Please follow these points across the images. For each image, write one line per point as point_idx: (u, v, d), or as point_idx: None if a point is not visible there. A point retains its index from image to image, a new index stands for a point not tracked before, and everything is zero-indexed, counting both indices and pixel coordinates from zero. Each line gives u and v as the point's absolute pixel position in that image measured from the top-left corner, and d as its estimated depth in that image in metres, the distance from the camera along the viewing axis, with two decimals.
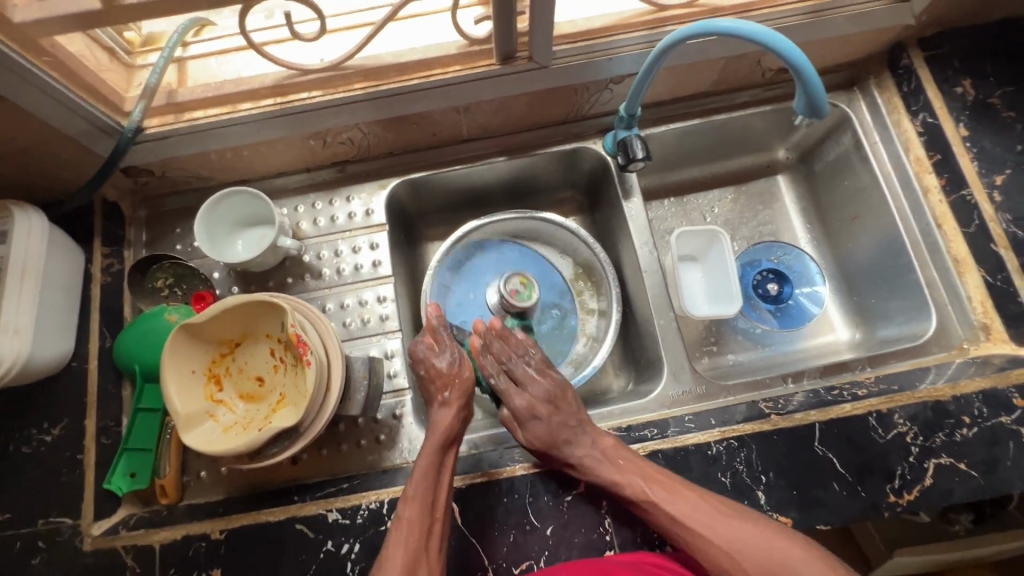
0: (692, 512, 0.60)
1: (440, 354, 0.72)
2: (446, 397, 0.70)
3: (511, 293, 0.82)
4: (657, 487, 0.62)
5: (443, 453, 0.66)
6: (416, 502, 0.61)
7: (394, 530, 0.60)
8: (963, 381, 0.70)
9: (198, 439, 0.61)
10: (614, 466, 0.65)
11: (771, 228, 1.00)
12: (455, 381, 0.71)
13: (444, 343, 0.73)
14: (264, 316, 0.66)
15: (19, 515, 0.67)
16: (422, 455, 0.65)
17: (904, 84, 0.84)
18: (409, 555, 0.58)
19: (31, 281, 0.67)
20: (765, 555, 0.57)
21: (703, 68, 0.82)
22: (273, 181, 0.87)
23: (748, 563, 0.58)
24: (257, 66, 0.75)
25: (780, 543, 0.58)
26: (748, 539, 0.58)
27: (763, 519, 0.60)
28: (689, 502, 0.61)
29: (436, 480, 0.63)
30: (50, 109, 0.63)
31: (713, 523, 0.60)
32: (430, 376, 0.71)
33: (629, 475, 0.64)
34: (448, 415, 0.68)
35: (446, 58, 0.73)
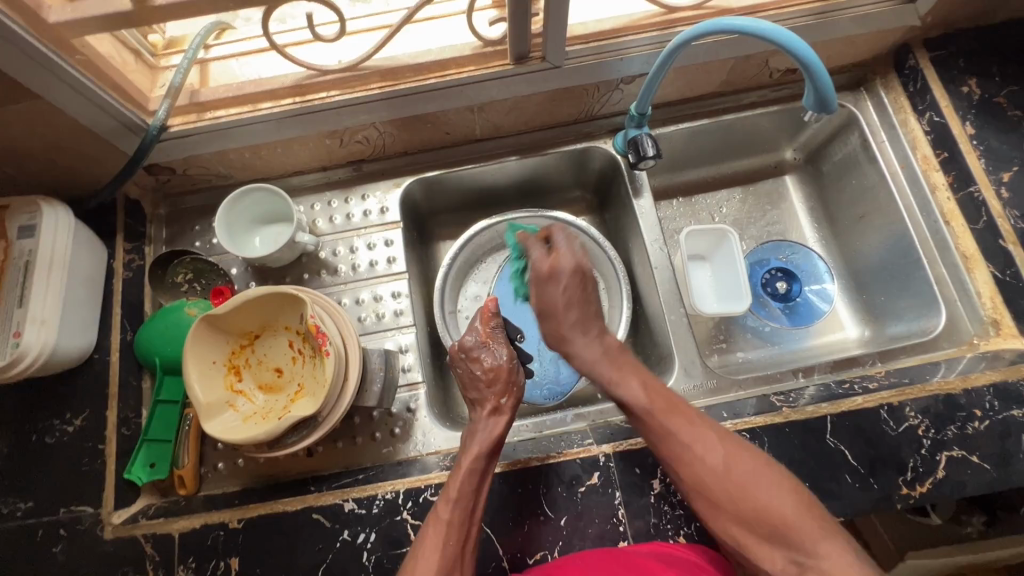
0: (689, 431, 0.63)
1: (489, 352, 0.74)
2: (501, 403, 0.71)
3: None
4: (658, 400, 0.67)
5: (489, 460, 0.66)
6: (460, 505, 0.61)
7: (428, 533, 0.60)
8: (973, 375, 0.70)
9: (220, 427, 0.62)
10: (615, 368, 0.72)
11: (779, 227, 1.01)
12: (505, 379, 0.73)
13: (498, 342, 0.75)
14: (284, 308, 0.67)
15: (42, 503, 0.68)
16: (468, 459, 0.64)
17: (910, 84, 0.86)
18: (447, 556, 0.58)
19: (58, 273, 0.69)
20: (753, 480, 0.59)
21: (713, 68, 0.84)
22: (290, 179, 0.89)
23: (733, 486, 0.60)
24: (277, 67, 0.77)
25: (766, 470, 0.60)
26: (741, 466, 0.61)
27: (757, 451, 0.62)
28: (690, 424, 0.64)
29: (480, 485, 0.64)
30: (80, 106, 0.65)
31: (722, 464, 0.61)
32: (486, 377, 0.73)
33: (627, 381, 0.70)
34: (499, 424, 0.69)
35: (461, 59, 0.75)
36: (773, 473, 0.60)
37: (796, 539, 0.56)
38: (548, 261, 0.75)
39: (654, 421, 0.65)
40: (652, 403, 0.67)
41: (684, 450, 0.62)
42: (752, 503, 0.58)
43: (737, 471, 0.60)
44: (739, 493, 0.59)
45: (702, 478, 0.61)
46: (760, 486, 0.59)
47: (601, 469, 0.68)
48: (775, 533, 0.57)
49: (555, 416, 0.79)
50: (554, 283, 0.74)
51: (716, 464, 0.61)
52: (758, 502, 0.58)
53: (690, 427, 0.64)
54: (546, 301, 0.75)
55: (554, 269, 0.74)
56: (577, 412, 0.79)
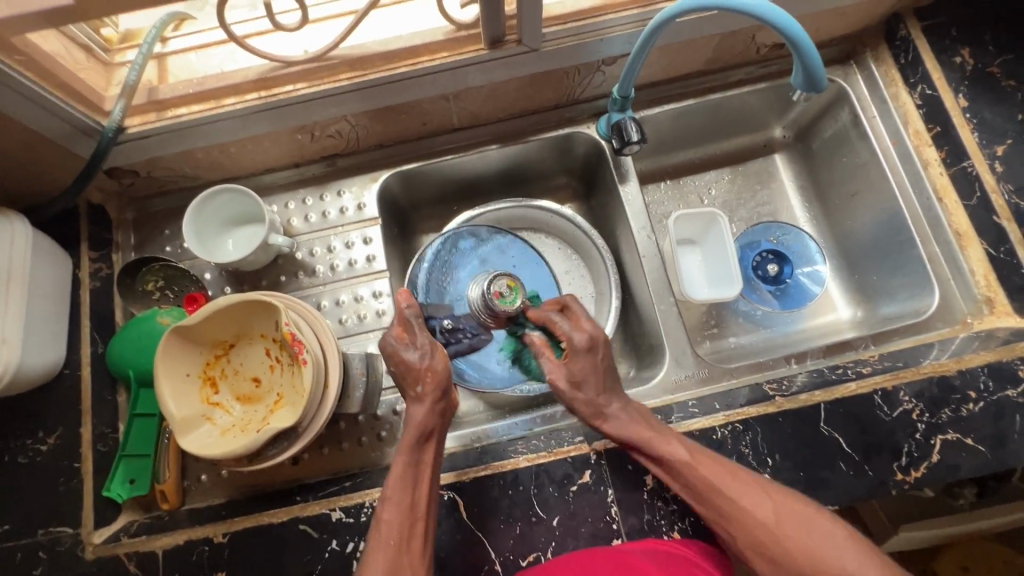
0: (737, 488, 0.60)
1: (410, 347, 0.66)
2: (419, 391, 0.65)
3: (494, 295, 0.74)
4: (701, 458, 0.62)
5: (421, 449, 0.63)
6: (394, 505, 0.60)
7: (374, 536, 0.59)
8: (967, 355, 0.69)
9: (196, 444, 0.60)
10: (656, 434, 0.65)
11: (770, 208, 0.98)
12: (428, 378, 0.65)
13: (417, 335, 0.66)
14: (258, 315, 0.64)
15: (19, 525, 0.66)
16: (398, 455, 0.63)
17: (901, 56, 0.83)
18: (391, 558, 0.57)
19: (17, 290, 0.65)
20: (808, 537, 0.56)
21: (697, 46, 0.80)
22: (261, 178, 0.85)
23: (789, 543, 0.57)
24: (239, 60, 0.73)
25: (823, 527, 0.57)
26: (793, 521, 0.58)
27: (812, 506, 0.59)
28: (734, 478, 0.61)
29: (415, 480, 0.61)
30: (27, 110, 0.61)
31: (772, 524, 0.58)
32: (400, 370, 0.65)
33: (670, 444, 0.64)
34: (419, 411, 0.64)
35: (434, 45, 0.71)
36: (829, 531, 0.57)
37: None
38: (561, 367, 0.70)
39: (691, 479, 0.61)
40: (693, 457, 0.62)
41: (732, 506, 0.59)
42: (817, 568, 0.56)
43: (793, 531, 0.57)
44: (801, 555, 0.56)
45: (756, 535, 0.59)
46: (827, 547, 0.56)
47: (593, 467, 0.66)
48: None
49: (546, 412, 0.78)
50: (590, 356, 0.69)
51: (766, 520, 0.58)
52: (819, 562, 0.56)
53: (735, 484, 0.60)
54: (579, 372, 0.69)
55: (592, 341, 0.68)
56: (567, 407, 0.77)
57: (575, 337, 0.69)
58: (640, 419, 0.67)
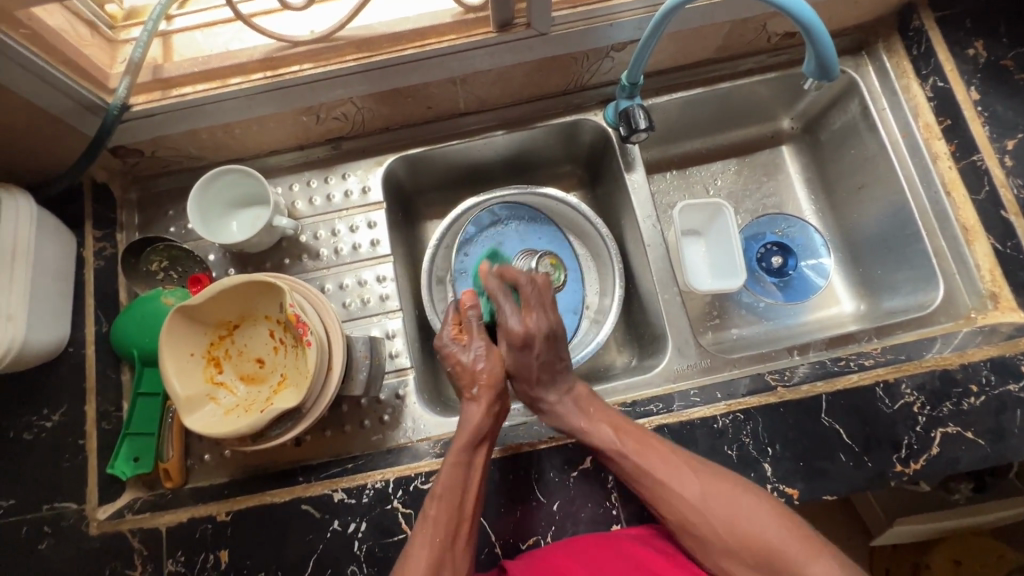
0: (661, 468, 0.61)
1: (465, 350, 0.69)
2: (474, 393, 0.67)
3: (545, 274, 0.89)
4: (628, 441, 0.63)
5: (472, 453, 0.63)
6: (444, 501, 0.60)
7: (417, 531, 0.59)
8: (970, 350, 0.69)
9: (200, 422, 0.60)
10: (585, 415, 0.67)
11: (775, 200, 0.98)
12: (485, 383, 0.67)
13: (474, 337, 0.69)
14: (262, 297, 0.64)
15: (24, 501, 0.66)
16: (449, 456, 0.63)
17: (913, 48, 0.82)
18: (435, 556, 0.57)
19: (21, 266, 0.65)
20: (734, 514, 0.58)
21: (708, 33, 0.79)
22: (266, 160, 0.85)
23: (714, 518, 0.59)
24: (245, 38, 0.72)
25: (746, 498, 0.59)
26: (718, 497, 0.59)
27: (739, 480, 0.61)
28: (663, 457, 0.62)
29: (465, 481, 0.62)
30: (30, 85, 0.60)
31: (698, 503, 0.60)
32: (455, 371, 0.69)
33: (600, 427, 0.65)
34: (476, 412, 0.65)
35: (442, 27, 0.70)
36: (755, 502, 0.59)
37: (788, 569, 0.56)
38: (520, 327, 0.68)
39: (618, 460, 0.63)
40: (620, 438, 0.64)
41: (660, 486, 0.61)
42: (741, 540, 0.58)
43: (713, 506, 0.59)
44: (728, 530, 0.59)
45: (684, 513, 0.61)
46: (745, 520, 0.58)
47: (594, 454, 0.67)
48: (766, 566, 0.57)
49: None
50: (527, 353, 0.68)
51: (694, 498, 0.60)
52: (745, 536, 0.58)
53: (662, 457, 0.62)
54: (522, 367, 0.69)
55: (527, 339, 0.68)
56: None
57: (512, 324, 0.68)
58: (580, 410, 0.68)
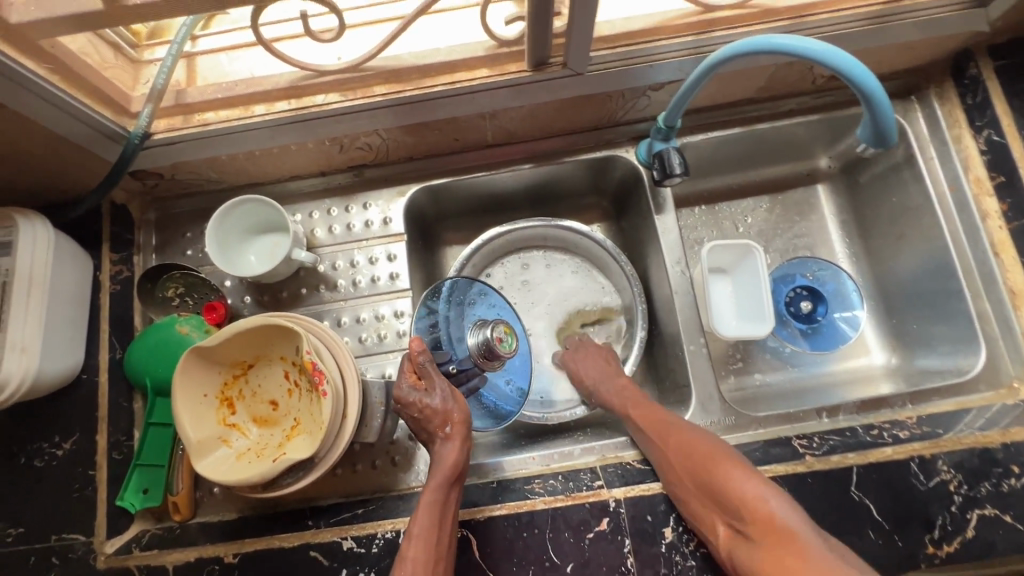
0: (663, 431, 0.67)
1: (430, 393, 0.65)
2: (448, 432, 0.64)
3: (494, 341, 0.66)
4: (622, 387, 0.76)
5: (448, 489, 0.62)
6: (421, 540, 0.59)
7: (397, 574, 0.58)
8: (1012, 429, 0.66)
9: (210, 468, 0.59)
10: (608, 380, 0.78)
11: (807, 241, 0.94)
12: (452, 419, 0.64)
13: (435, 380, 0.65)
14: (278, 339, 0.63)
15: (32, 530, 0.66)
16: (425, 491, 0.62)
17: (968, 97, 0.77)
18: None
19: (37, 295, 0.64)
20: (693, 451, 0.63)
21: (751, 74, 0.76)
22: (286, 184, 0.83)
23: (675, 457, 0.64)
24: (270, 65, 0.70)
25: (691, 436, 0.64)
26: (679, 437, 0.65)
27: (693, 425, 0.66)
28: (644, 408, 0.72)
29: (441, 518, 0.61)
30: (51, 115, 0.59)
31: (668, 443, 0.65)
32: (424, 417, 0.64)
33: (621, 394, 0.75)
34: (453, 451, 0.63)
35: (473, 61, 0.67)
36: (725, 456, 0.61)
37: (720, 485, 0.58)
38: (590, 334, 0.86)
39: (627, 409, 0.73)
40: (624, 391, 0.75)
41: (647, 435, 0.69)
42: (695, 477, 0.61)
43: (699, 459, 0.61)
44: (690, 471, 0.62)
45: (668, 464, 0.64)
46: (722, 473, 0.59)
47: (611, 515, 0.65)
48: (709, 491, 0.59)
49: (564, 449, 0.74)
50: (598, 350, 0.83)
51: (667, 439, 0.66)
52: (700, 469, 0.61)
53: (641, 405, 0.73)
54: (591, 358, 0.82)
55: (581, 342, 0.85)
56: (585, 445, 0.74)
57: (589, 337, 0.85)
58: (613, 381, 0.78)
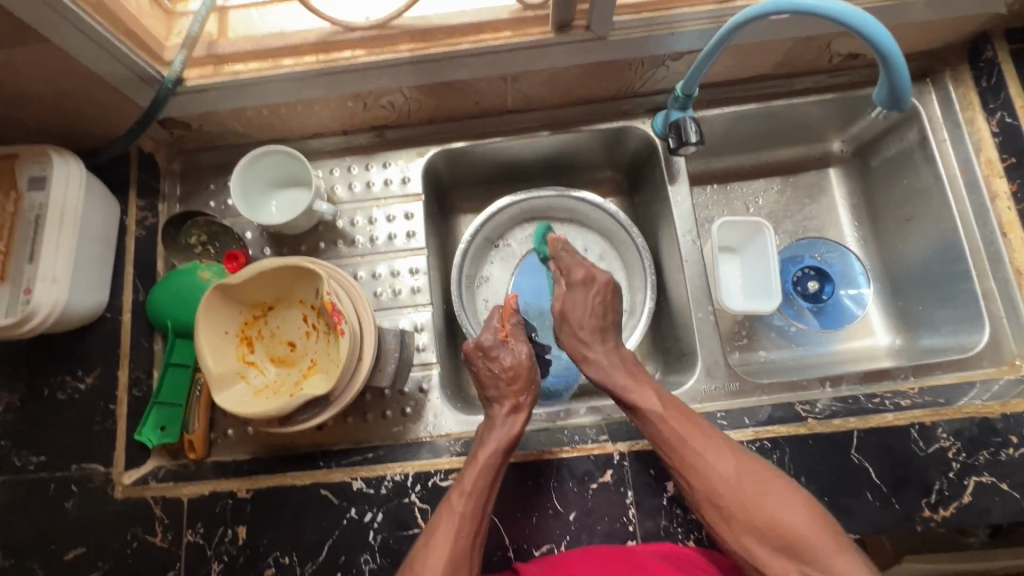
0: (700, 446, 0.62)
1: (509, 351, 0.72)
2: (521, 402, 0.69)
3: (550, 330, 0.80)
4: (633, 382, 0.69)
5: (505, 458, 0.65)
6: (471, 497, 0.61)
7: (438, 523, 0.60)
8: (1013, 400, 0.67)
9: (230, 400, 0.61)
10: (631, 378, 0.70)
11: (816, 223, 0.95)
12: (524, 377, 0.71)
13: (519, 341, 0.73)
14: (299, 281, 0.65)
15: (54, 458, 0.68)
16: (483, 453, 0.64)
17: (982, 80, 0.79)
18: (456, 551, 0.58)
19: (68, 231, 0.66)
20: (761, 493, 0.59)
21: (769, 48, 0.77)
22: (309, 142, 0.85)
23: (742, 494, 0.60)
24: (300, 19, 0.72)
25: (748, 458, 0.62)
26: (726, 462, 0.61)
27: (724, 437, 0.64)
28: (684, 420, 0.65)
29: (491, 486, 0.63)
30: (92, 54, 0.61)
31: (726, 476, 0.61)
32: (505, 375, 0.70)
33: (641, 389, 0.68)
34: (518, 421, 0.67)
35: (498, 23, 0.69)
36: (725, 454, 0.62)
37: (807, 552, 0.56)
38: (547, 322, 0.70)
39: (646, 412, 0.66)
40: (634, 384, 0.69)
41: (691, 455, 0.62)
42: (765, 520, 0.58)
43: (701, 456, 0.62)
44: (750, 505, 0.59)
45: (714, 486, 0.61)
46: (726, 475, 0.61)
47: (615, 467, 0.66)
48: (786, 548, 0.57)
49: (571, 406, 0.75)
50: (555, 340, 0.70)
51: (721, 469, 0.61)
52: (767, 512, 0.58)
53: (674, 406, 0.66)
54: (573, 304, 0.74)
55: (588, 276, 0.75)
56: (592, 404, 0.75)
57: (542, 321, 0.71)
58: (623, 366, 0.71)
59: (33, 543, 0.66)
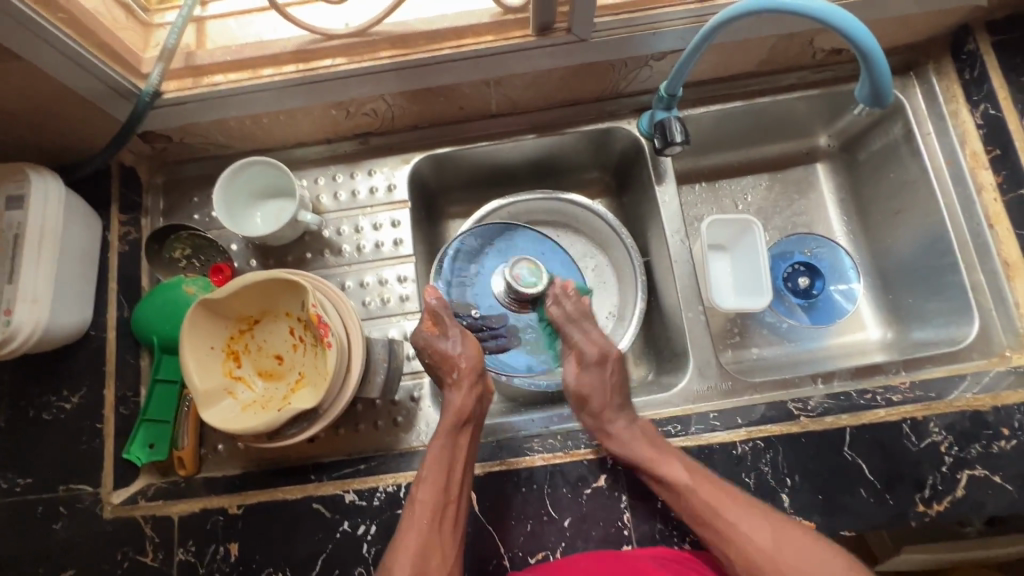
0: (736, 517, 0.61)
1: (442, 337, 0.70)
2: (455, 378, 0.68)
3: (516, 278, 0.78)
4: (657, 451, 0.65)
5: (456, 436, 0.66)
6: (427, 484, 0.62)
7: (408, 515, 0.62)
8: (1003, 392, 0.67)
9: (217, 417, 0.60)
10: (652, 446, 0.66)
11: (805, 219, 0.95)
12: (454, 362, 0.69)
13: (448, 325, 0.71)
14: (283, 293, 0.64)
15: (41, 480, 0.67)
16: (435, 439, 0.65)
17: (966, 72, 0.79)
18: (424, 537, 0.60)
19: (48, 250, 0.66)
20: (805, 562, 0.58)
21: (750, 46, 0.77)
22: (293, 151, 0.84)
23: (784, 565, 0.59)
24: (279, 28, 0.71)
25: (792, 533, 0.60)
26: (765, 533, 0.60)
27: (763, 507, 0.62)
28: (724, 500, 0.61)
29: (449, 468, 0.63)
30: (67, 70, 0.60)
31: (767, 547, 0.59)
32: (437, 360, 0.69)
33: (669, 461, 0.64)
34: (458, 397, 0.67)
35: (479, 27, 0.69)
36: (761, 520, 0.60)
37: None
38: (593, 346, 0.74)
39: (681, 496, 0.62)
40: (656, 454, 0.65)
41: (729, 528, 0.60)
42: None
43: (737, 529, 0.60)
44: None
45: (754, 559, 0.60)
46: (763, 544, 0.60)
47: (608, 471, 0.66)
48: None
49: (563, 411, 0.77)
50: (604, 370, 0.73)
51: (760, 541, 0.59)
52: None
53: (706, 484, 0.63)
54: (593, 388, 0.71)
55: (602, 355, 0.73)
56: None
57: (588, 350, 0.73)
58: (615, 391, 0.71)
59: (20, 567, 0.65)
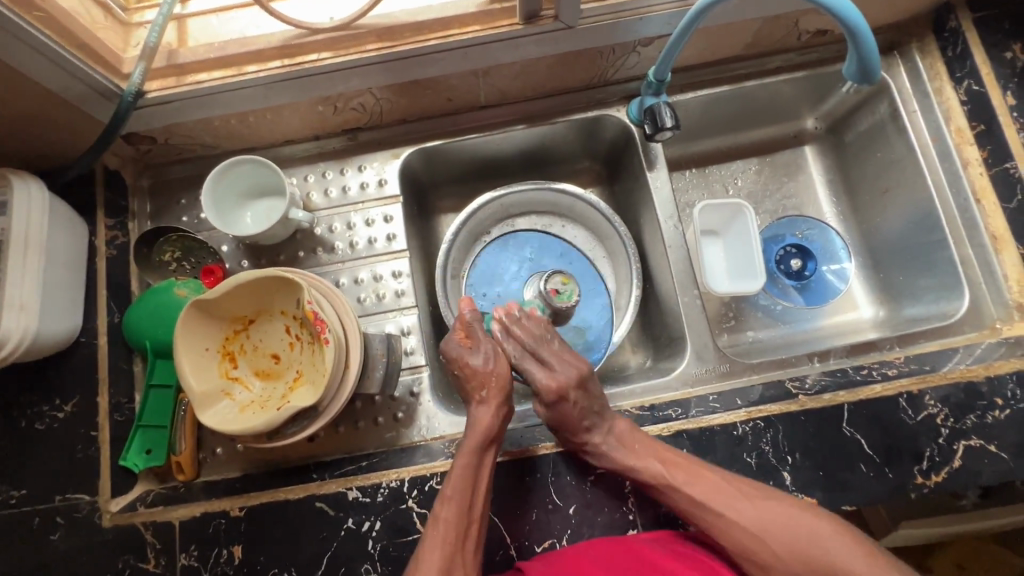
0: (723, 503, 0.61)
1: (475, 351, 0.70)
2: (484, 396, 0.68)
3: (551, 291, 0.81)
4: (637, 446, 0.66)
5: (481, 454, 0.64)
6: (453, 501, 0.60)
7: (428, 533, 0.59)
8: (995, 362, 0.69)
9: (215, 418, 0.59)
10: (630, 451, 0.65)
11: (795, 201, 0.96)
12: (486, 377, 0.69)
13: (480, 341, 0.71)
14: (278, 292, 0.63)
15: (36, 491, 0.66)
16: (460, 457, 0.63)
17: (948, 49, 0.80)
18: (446, 555, 0.57)
19: (34, 255, 0.64)
20: (801, 540, 0.58)
21: (736, 30, 0.77)
22: (280, 149, 0.83)
23: (776, 545, 0.59)
24: (261, 24, 0.70)
25: (795, 514, 0.59)
26: (754, 510, 0.60)
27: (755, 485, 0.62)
28: (709, 482, 0.62)
29: (473, 485, 0.61)
30: (46, 71, 0.59)
31: (755, 528, 0.60)
32: (465, 374, 0.70)
33: (646, 459, 0.64)
34: (486, 413, 0.66)
35: (465, 17, 0.68)
36: (746, 503, 0.61)
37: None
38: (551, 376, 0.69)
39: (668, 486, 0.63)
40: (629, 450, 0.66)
41: (720, 518, 0.61)
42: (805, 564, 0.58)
43: (726, 509, 0.60)
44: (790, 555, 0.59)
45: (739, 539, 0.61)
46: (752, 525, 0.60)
47: None
48: None
49: None
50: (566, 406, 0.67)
51: (751, 524, 0.60)
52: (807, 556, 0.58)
53: (685, 470, 0.63)
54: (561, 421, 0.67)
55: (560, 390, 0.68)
56: None
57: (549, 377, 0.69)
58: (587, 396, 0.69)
59: None
